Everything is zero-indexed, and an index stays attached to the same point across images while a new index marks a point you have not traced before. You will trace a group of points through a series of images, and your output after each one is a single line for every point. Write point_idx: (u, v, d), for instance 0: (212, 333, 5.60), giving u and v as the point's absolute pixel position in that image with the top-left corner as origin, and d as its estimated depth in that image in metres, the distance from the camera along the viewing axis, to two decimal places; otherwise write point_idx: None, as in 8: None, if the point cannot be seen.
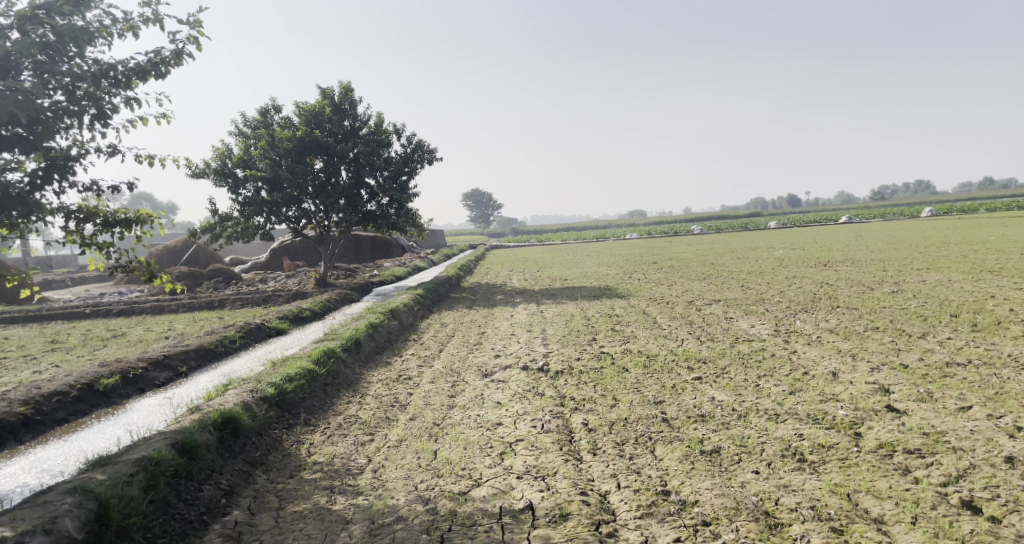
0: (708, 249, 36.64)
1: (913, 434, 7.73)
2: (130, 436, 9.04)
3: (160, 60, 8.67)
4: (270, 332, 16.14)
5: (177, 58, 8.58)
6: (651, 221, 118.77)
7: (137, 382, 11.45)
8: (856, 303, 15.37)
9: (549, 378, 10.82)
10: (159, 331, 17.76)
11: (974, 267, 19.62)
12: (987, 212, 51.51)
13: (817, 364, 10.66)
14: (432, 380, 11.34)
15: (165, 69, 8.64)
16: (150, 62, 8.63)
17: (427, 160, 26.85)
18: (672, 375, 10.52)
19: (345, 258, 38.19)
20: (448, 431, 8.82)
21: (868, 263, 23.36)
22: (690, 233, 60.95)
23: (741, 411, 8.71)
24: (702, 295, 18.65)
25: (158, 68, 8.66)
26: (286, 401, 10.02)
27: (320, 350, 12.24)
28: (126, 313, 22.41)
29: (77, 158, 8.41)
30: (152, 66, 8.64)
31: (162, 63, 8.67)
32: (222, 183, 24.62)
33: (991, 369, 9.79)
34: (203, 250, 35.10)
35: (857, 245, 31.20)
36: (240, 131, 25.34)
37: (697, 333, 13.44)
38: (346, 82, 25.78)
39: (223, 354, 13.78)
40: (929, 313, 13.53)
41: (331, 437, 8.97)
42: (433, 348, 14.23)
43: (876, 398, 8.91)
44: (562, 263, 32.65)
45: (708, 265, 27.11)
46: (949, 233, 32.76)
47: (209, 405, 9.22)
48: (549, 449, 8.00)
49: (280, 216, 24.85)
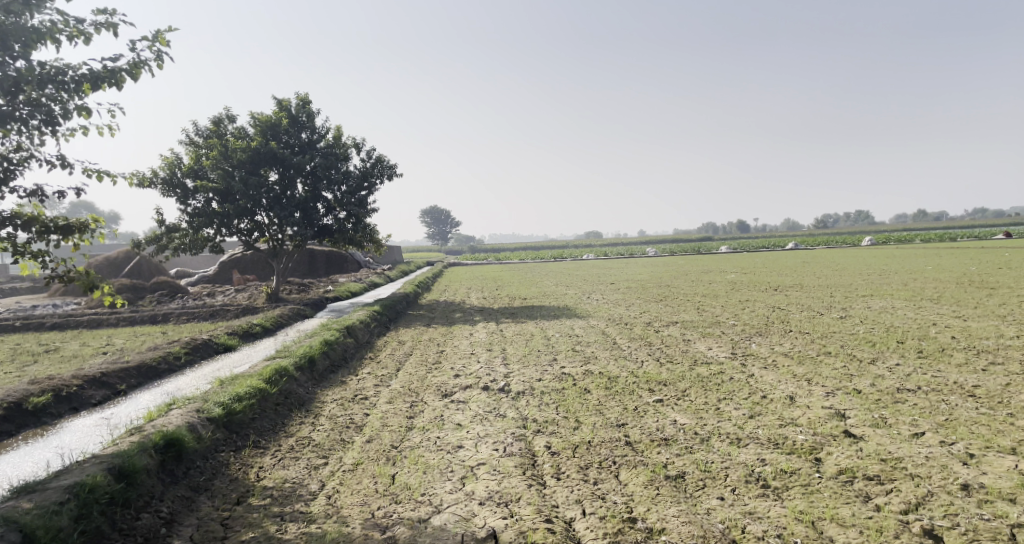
0: (663, 272, 37.07)
1: (872, 459, 7.82)
2: (61, 460, 8.51)
3: (115, 69, 8.34)
4: (218, 348, 15.57)
5: (133, 67, 8.27)
6: (607, 241, 120.11)
7: (71, 401, 10.85)
8: (808, 327, 15.67)
9: (510, 399, 10.67)
10: (97, 347, 16.97)
11: (915, 295, 20.30)
12: (922, 242, 53.86)
13: (774, 388, 10.74)
14: (389, 400, 11.05)
15: (120, 78, 8.30)
16: (105, 69, 8.29)
17: (386, 175, 26.58)
18: (633, 397, 10.47)
19: (298, 273, 37.38)
20: (406, 454, 8.57)
21: (816, 288, 23.97)
22: (644, 256, 61.71)
23: (703, 435, 8.69)
24: (659, 317, 18.76)
25: (113, 76, 8.32)
26: (234, 422, 9.60)
27: (271, 368, 11.81)
28: (63, 327, 21.40)
29: (19, 164, 8.01)
30: (106, 73, 8.30)
31: (117, 70, 8.33)
32: (171, 193, 23.88)
33: (940, 395, 10.04)
34: (147, 261, 34.07)
35: (804, 271, 32.03)
36: (191, 140, 24.66)
37: (656, 354, 13.48)
38: (304, 94, 25.42)
39: (166, 372, 13.19)
40: (877, 339, 13.86)
41: (283, 461, 8.62)
42: (390, 367, 13.92)
43: (834, 423, 9.01)
44: (519, 282, 32.53)
45: (663, 287, 27.38)
46: (890, 262, 33.96)
47: (151, 426, 8.75)
48: (511, 474, 7.83)
49: (232, 228, 24.19)
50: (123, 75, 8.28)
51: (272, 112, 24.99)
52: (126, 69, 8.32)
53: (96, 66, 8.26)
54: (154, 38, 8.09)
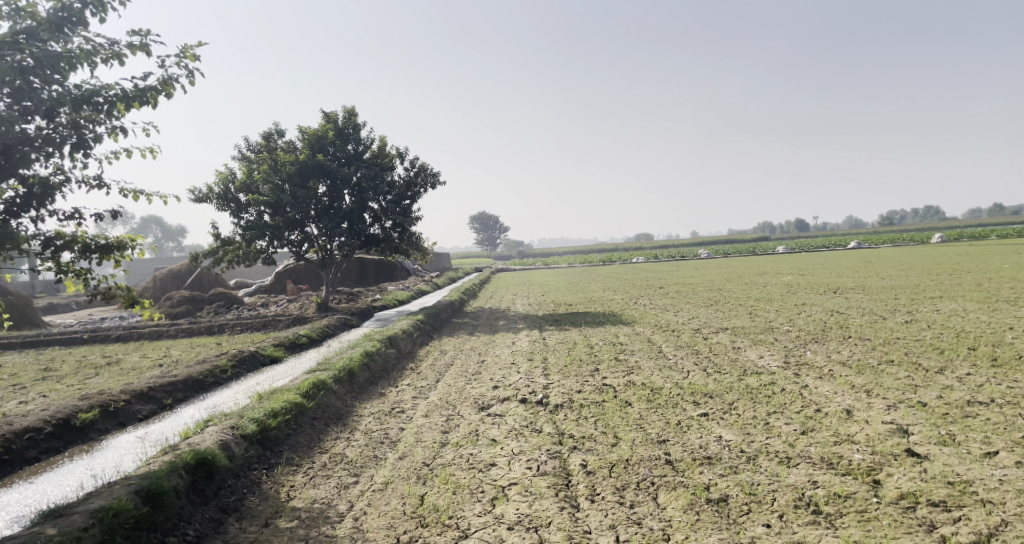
0: (715, 274, 35.96)
1: (937, 482, 7.17)
2: (97, 480, 8.57)
3: (146, 87, 8.34)
4: (264, 359, 15.68)
5: (163, 85, 8.28)
6: (660, 243, 118.21)
7: (117, 416, 10.99)
8: (869, 333, 14.81)
9: (548, 412, 10.31)
10: (153, 359, 17.38)
11: (988, 297, 19.02)
12: (995, 238, 50.97)
13: (830, 401, 10.07)
14: (425, 413, 10.84)
15: (151, 96, 8.31)
16: (136, 88, 8.30)
17: (431, 183, 26.55)
18: (677, 410, 9.97)
19: (349, 281, 37.80)
20: (437, 472, 8.32)
21: (879, 291, 22.77)
22: (698, 258, 59.99)
23: (750, 454, 8.17)
24: (709, 323, 18.10)
25: (144, 94, 8.33)
26: (269, 438, 9.52)
27: (309, 382, 11.73)
28: (124, 338, 22.06)
29: (59, 186, 8.07)
30: (138, 92, 8.31)
31: (148, 89, 8.34)
32: (225, 207, 24.38)
33: (1015, 409, 9.23)
34: (207, 273, 35.03)
35: (867, 272, 30.56)
36: (243, 155, 25.16)
37: (704, 363, 12.89)
38: (349, 106, 25.65)
39: (213, 386, 13.31)
40: (945, 346, 12.95)
41: (314, 480, 8.48)
42: (430, 378, 13.72)
43: (895, 440, 8.35)
44: (566, 288, 31.99)
45: (715, 291, 26.47)
46: (961, 261, 32.10)
47: (184, 445, 8.74)
48: (544, 495, 7.49)
49: (283, 240, 24.53)
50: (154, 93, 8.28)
51: (319, 125, 25.27)
52: (156, 86, 8.31)
53: (128, 86, 8.27)
54: (184, 55, 8.09)
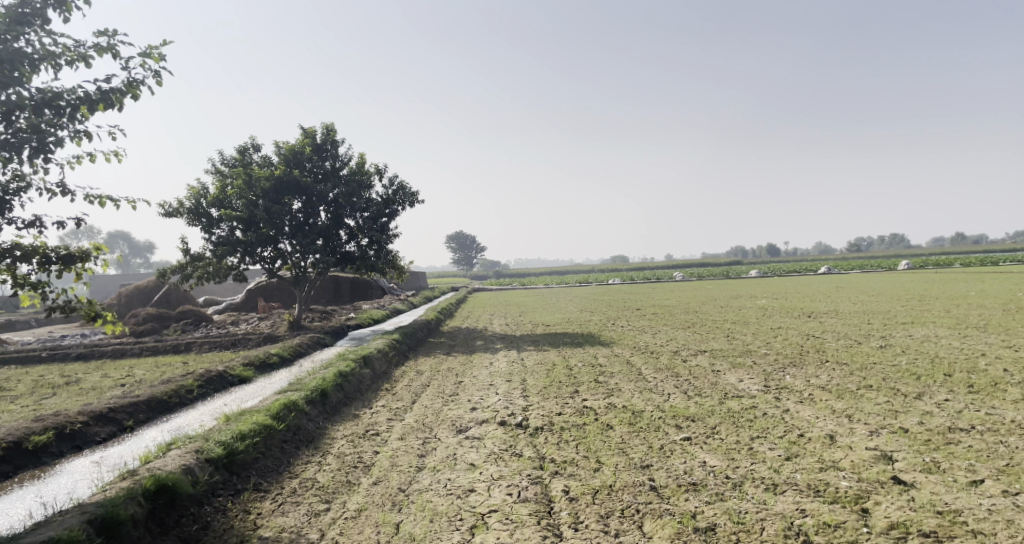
0: (691, 297, 36.02)
1: (926, 512, 7.08)
2: (48, 508, 8.13)
3: (110, 90, 8.05)
4: (233, 379, 15.20)
5: (129, 87, 8.06)
6: (634, 265, 118.86)
7: (73, 438, 10.49)
8: (846, 358, 14.79)
9: (528, 436, 10.05)
10: (117, 378, 16.79)
11: (958, 323, 19.21)
12: (959, 267, 52.13)
13: (812, 426, 9.95)
14: (401, 436, 10.51)
15: (116, 98, 8.03)
16: (99, 91, 8.00)
17: (409, 202, 26.30)
18: (659, 434, 9.76)
19: (323, 299, 37.21)
20: (414, 499, 8.03)
21: (852, 315, 22.93)
22: (673, 280, 60.33)
23: (735, 480, 8.00)
24: (687, 345, 17.98)
25: (107, 97, 8.02)
26: (235, 462, 9.11)
27: (279, 402, 11.32)
28: (86, 356, 21.36)
29: (17, 193, 7.69)
30: (101, 95, 8.00)
31: (112, 91, 8.04)
32: (196, 222, 23.87)
33: (996, 436, 9.19)
34: (176, 290, 34.32)
35: (838, 296, 30.85)
36: (217, 170, 24.71)
37: (684, 386, 12.72)
38: (328, 122, 25.37)
39: (177, 407, 12.81)
40: (922, 371, 12.95)
41: (283, 506, 8.13)
42: (405, 399, 13.37)
43: (880, 467, 8.24)
44: (543, 308, 31.76)
45: (691, 313, 26.45)
46: (929, 287, 32.55)
47: (144, 470, 8.35)
48: (525, 524, 7.31)
49: (255, 256, 24.05)
50: (120, 94, 8.04)
51: (297, 141, 24.94)
52: (122, 89, 8.07)
53: (91, 90, 7.99)
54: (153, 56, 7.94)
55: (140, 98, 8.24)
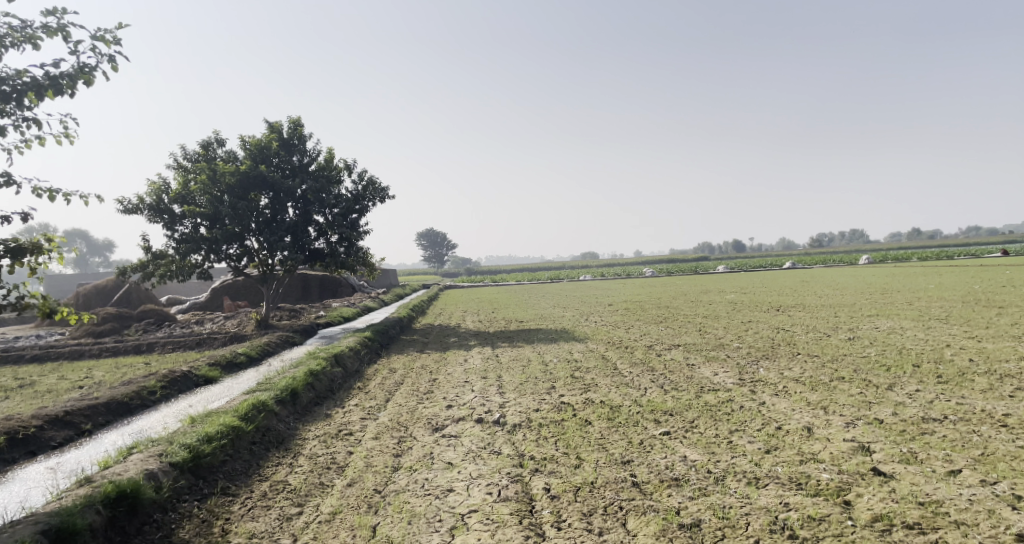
0: (661, 292, 36.14)
1: (909, 504, 7.17)
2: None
3: (60, 76, 7.68)
4: (198, 380, 14.73)
5: (81, 73, 7.74)
6: (603, 262, 119.32)
7: (27, 444, 10.03)
8: (817, 350, 14.88)
9: (506, 433, 9.88)
10: (75, 380, 16.19)
11: (922, 315, 19.53)
12: (918, 261, 53.42)
13: (789, 418, 9.93)
14: (375, 436, 10.24)
15: (67, 84, 7.67)
16: (49, 77, 7.63)
17: (379, 198, 25.91)
18: (638, 429, 9.66)
19: (291, 298, 36.54)
20: (390, 500, 7.81)
21: (820, 308, 23.21)
22: (643, 276, 60.68)
23: (716, 474, 7.95)
24: (660, 340, 17.96)
25: (56, 83, 7.64)
26: (201, 466, 8.77)
27: (248, 403, 10.96)
28: (42, 358, 20.61)
29: None
30: (51, 81, 7.63)
31: (63, 77, 7.68)
32: (157, 219, 23.19)
33: (969, 425, 9.26)
34: (137, 289, 33.39)
35: (805, 290, 31.25)
36: (179, 165, 24.04)
37: (660, 381, 12.65)
38: (296, 117, 24.85)
39: (139, 408, 12.36)
40: (891, 363, 13.08)
41: (253, 511, 7.86)
42: (379, 398, 13.08)
43: (860, 459, 8.23)
44: (516, 304, 31.53)
45: (663, 308, 26.49)
46: (891, 281, 33.15)
47: (102, 476, 7.99)
48: (506, 524, 7.18)
49: (220, 254, 23.44)
50: (71, 79, 7.68)
51: (263, 135, 24.37)
52: (73, 75, 7.72)
53: (39, 75, 7.62)
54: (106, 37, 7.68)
55: (92, 85, 7.91)
